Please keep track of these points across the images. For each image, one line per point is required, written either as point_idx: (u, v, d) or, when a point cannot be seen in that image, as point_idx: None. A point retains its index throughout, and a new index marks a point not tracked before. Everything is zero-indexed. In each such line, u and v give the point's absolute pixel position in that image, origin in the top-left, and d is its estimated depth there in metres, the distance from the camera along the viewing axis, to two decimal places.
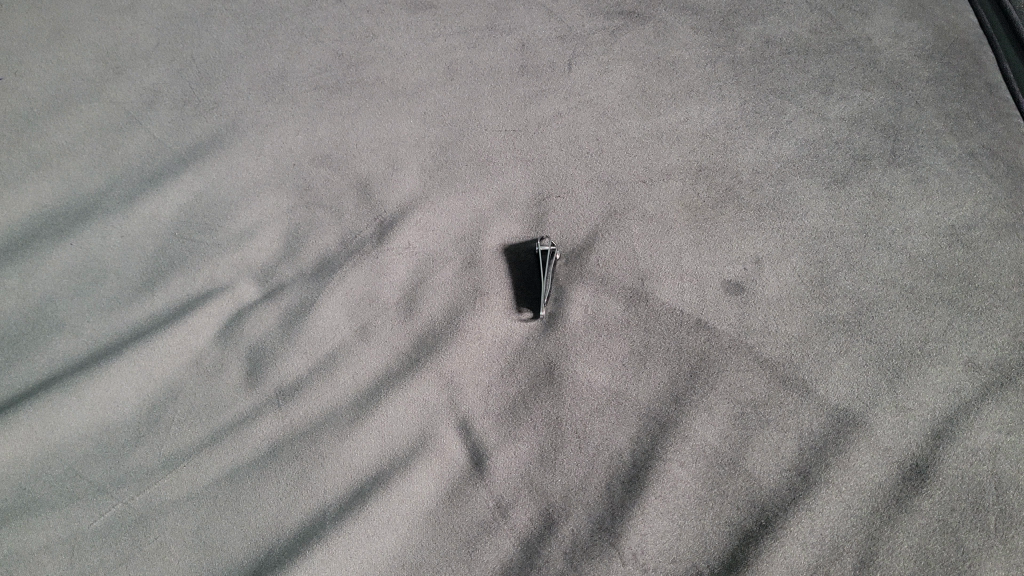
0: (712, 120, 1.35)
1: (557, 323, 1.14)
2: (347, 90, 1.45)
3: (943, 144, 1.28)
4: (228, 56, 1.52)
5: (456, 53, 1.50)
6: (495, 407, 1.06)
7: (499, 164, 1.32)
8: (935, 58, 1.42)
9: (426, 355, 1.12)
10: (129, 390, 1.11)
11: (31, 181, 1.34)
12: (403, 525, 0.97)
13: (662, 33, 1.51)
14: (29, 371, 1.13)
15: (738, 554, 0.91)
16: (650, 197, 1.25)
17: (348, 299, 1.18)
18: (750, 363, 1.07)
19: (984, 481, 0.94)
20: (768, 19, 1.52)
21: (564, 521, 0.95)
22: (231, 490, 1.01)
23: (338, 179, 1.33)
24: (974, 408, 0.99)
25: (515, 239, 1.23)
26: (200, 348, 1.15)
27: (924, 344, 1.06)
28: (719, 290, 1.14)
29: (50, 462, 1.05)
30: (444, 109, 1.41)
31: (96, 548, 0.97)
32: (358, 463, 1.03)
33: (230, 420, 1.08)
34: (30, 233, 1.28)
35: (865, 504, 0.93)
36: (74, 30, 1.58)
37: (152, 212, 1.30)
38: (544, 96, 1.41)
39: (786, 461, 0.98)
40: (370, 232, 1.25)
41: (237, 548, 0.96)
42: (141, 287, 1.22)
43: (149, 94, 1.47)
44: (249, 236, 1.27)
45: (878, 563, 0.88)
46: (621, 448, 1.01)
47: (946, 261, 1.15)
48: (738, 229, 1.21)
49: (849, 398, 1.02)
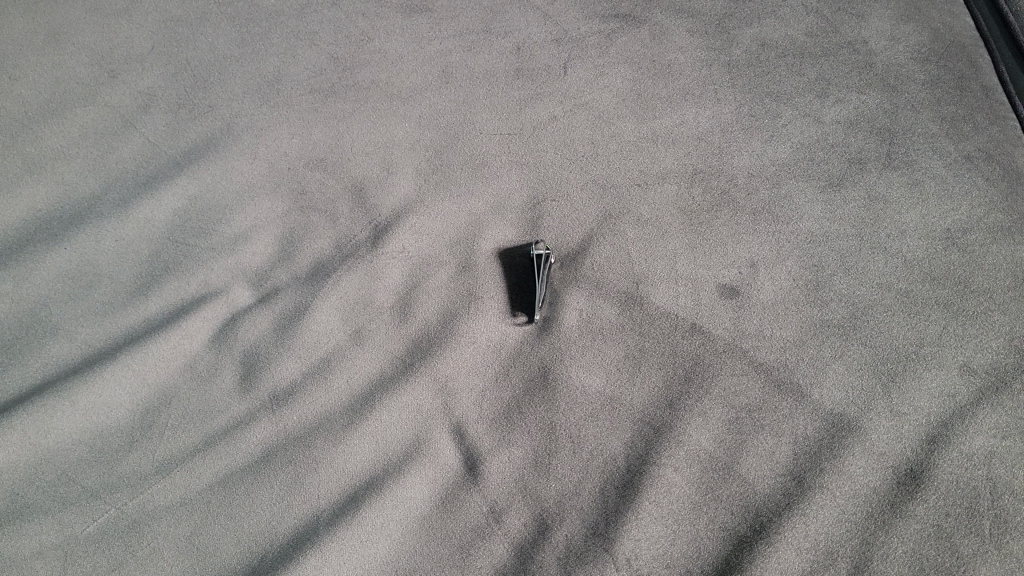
0: (708, 123, 1.35)
1: (551, 327, 1.13)
2: (342, 93, 1.45)
3: (939, 147, 1.28)
4: (223, 60, 1.52)
5: (452, 56, 1.50)
6: (489, 412, 1.06)
7: (494, 168, 1.31)
8: (931, 61, 1.41)
9: (420, 360, 1.11)
10: (122, 395, 1.11)
11: (25, 186, 1.34)
12: (396, 530, 0.97)
13: (657, 36, 1.50)
14: (24, 375, 1.13)
15: (732, 559, 0.91)
16: (645, 201, 1.25)
17: (343, 304, 1.18)
18: (745, 367, 1.06)
19: (979, 486, 0.93)
20: (764, 21, 1.51)
21: (558, 526, 0.95)
22: (224, 495, 1.01)
23: (332, 183, 1.32)
24: (970, 413, 0.99)
25: (510, 243, 1.23)
26: (194, 352, 1.15)
27: (919, 347, 1.06)
28: (714, 294, 1.14)
29: (43, 467, 1.05)
30: (439, 112, 1.40)
31: (90, 554, 0.97)
32: (351, 468, 1.03)
33: (223, 425, 1.08)
34: (25, 237, 1.28)
35: (860, 509, 0.93)
36: (68, 34, 1.58)
37: (147, 215, 1.30)
38: (539, 99, 1.41)
39: (780, 466, 0.97)
40: (364, 236, 1.25)
41: (230, 554, 0.96)
42: (135, 292, 1.22)
43: (143, 98, 1.47)
44: (243, 240, 1.27)
45: (872, 568, 0.88)
46: (615, 453, 1.01)
47: (942, 264, 1.14)
48: (733, 232, 1.20)
49: (844, 402, 1.02)
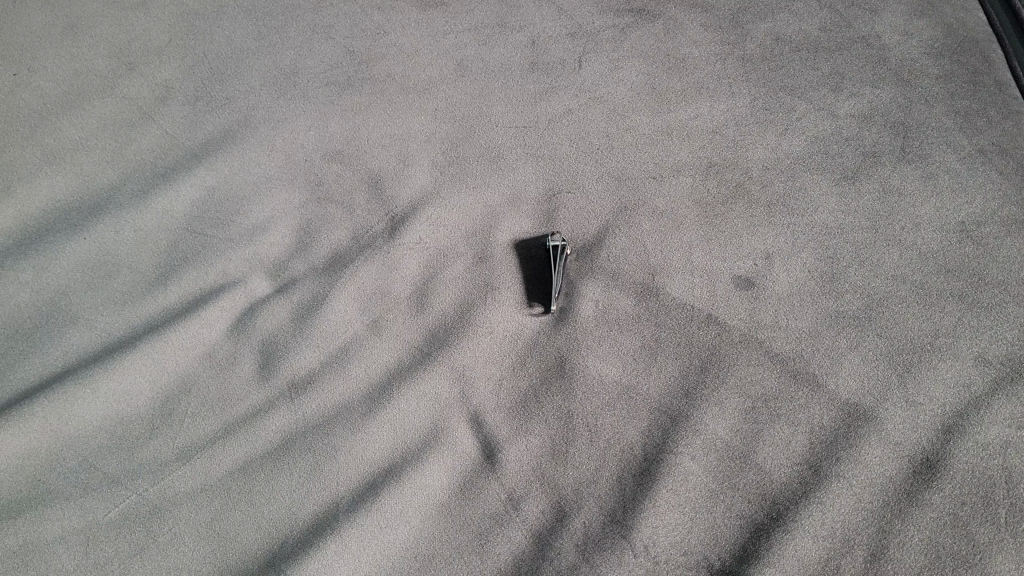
0: (723, 117, 1.36)
1: (568, 318, 1.14)
2: (359, 86, 1.46)
3: (952, 141, 1.29)
4: (240, 53, 1.53)
5: (467, 50, 1.51)
6: (506, 401, 1.07)
7: (510, 160, 1.32)
8: (944, 56, 1.42)
9: (437, 349, 1.12)
10: (142, 382, 1.12)
11: (45, 178, 1.36)
12: (416, 517, 0.98)
13: (672, 31, 1.51)
14: (45, 363, 1.14)
15: (750, 547, 0.92)
16: (660, 193, 1.26)
17: (361, 293, 1.19)
18: (761, 358, 1.07)
19: (994, 475, 0.94)
20: (778, 16, 1.52)
21: (576, 514, 0.96)
22: (244, 481, 1.02)
23: (348, 175, 1.33)
24: (986, 403, 1.00)
25: (525, 234, 1.23)
26: (213, 341, 1.16)
27: (934, 339, 1.07)
28: (730, 286, 1.15)
29: (64, 453, 1.06)
30: (455, 105, 1.41)
31: (112, 539, 0.98)
32: (370, 456, 1.04)
33: (243, 413, 1.09)
34: (45, 228, 1.30)
35: (876, 497, 0.94)
36: (86, 26, 1.59)
37: (165, 206, 1.31)
38: (555, 92, 1.42)
39: (797, 456, 0.98)
40: (381, 227, 1.26)
41: (251, 540, 0.97)
42: (154, 281, 1.23)
43: (161, 90, 1.48)
44: (261, 230, 1.28)
45: (889, 556, 0.89)
46: (633, 442, 1.02)
47: (956, 257, 1.15)
48: (748, 225, 1.21)
49: (860, 392, 1.03)
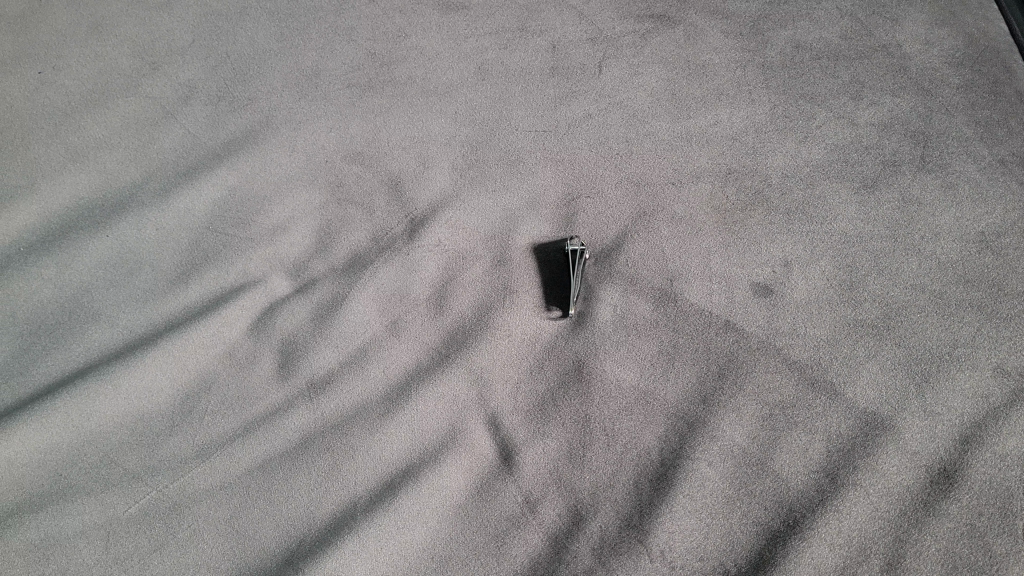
0: (742, 123, 1.36)
1: (586, 321, 1.15)
2: (380, 88, 1.47)
3: (973, 151, 1.29)
4: (263, 54, 1.55)
5: (488, 54, 1.51)
6: (524, 403, 1.08)
7: (529, 164, 1.33)
8: (966, 65, 1.42)
9: (456, 351, 1.13)
10: (163, 380, 1.13)
11: (69, 175, 1.37)
12: (433, 518, 0.98)
13: (692, 37, 1.52)
14: (67, 359, 1.16)
15: (766, 553, 0.92)
16: (679, 199, 1.26)
17: (380, 294, 1.20)
18: (779, 365, 1.07)
19: (1012, 487, 0.94)
20: (799, 23, 1.52)
21: (593, 517, 0.96)
22: (264, 478, 1.03)
23: (368, 177, 1.34)
24: (1004, 413, 1.00)
25: (544, 238, 1.24)
26: (233, 340, 1.17)
27: (952, 349, 1.07)
28: (748, 292, 1.15)
29: (85, 449, 1.07)
30: (476, 109, 1.42)
31: (132, 534, 0.99)
32: (387, 457, 1.04)
33: (263, 412, 1.10)
34: (68, 225, 1.32)
35: (893, 506, 0.94)
36: (110, 25, 1.61)
37: (187, 205, 1.32)
38: (575, 97, 1.42)
39: (814, 463, 0.98)
40: (400, 229, 1.27)
41: (269, 537, 0.98)
42: (176, 279, 1.25)
43: (184, 89, 1.50)
44: (281, 231, 1.29)
45: (905, 565, 0.89)
46: (650, 446, 1.02)
47: (975, 268, 1.15)
48: (766, 232, 1.21)
49: (877, 401, 1.03)
